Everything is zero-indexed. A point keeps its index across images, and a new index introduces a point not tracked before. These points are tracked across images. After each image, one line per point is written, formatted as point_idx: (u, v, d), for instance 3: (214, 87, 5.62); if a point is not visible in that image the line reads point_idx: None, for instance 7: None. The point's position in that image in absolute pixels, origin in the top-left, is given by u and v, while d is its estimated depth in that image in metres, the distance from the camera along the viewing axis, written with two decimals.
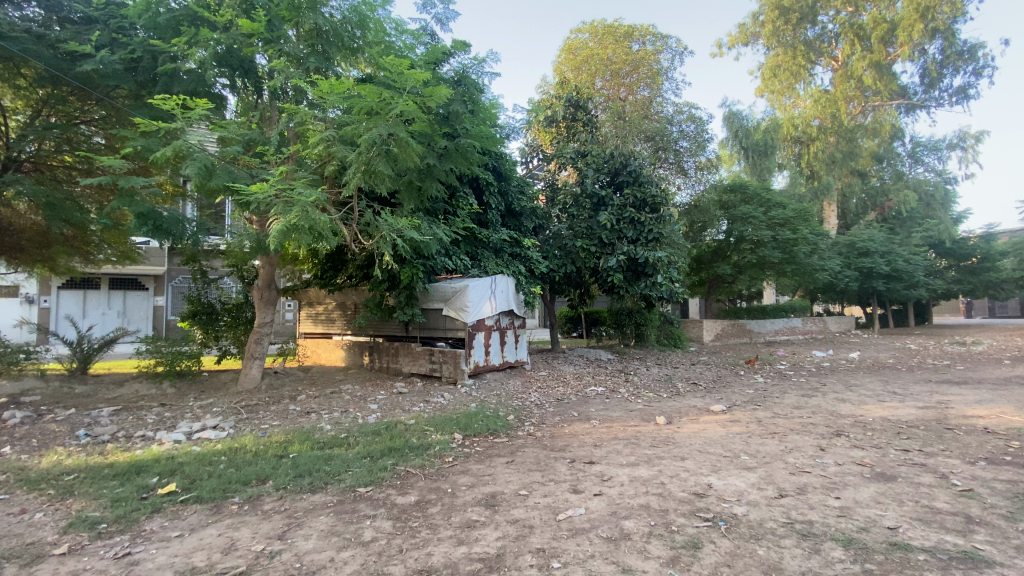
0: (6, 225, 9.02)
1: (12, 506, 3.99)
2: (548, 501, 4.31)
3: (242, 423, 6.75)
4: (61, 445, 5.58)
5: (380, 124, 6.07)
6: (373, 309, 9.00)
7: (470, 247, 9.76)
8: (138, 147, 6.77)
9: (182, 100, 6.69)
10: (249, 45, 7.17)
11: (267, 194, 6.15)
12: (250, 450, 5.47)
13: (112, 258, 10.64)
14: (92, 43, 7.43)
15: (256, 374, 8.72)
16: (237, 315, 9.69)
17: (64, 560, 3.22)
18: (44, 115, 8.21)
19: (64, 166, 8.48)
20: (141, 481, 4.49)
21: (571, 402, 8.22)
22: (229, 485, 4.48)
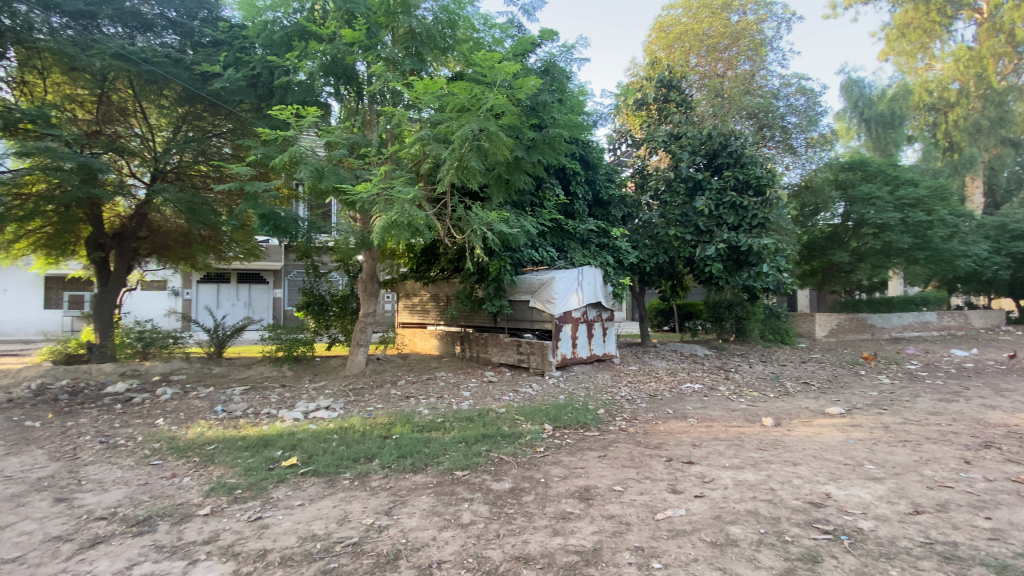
0: (158, 229, 10.54)
1: (166, 470, 4.64)
2: (645, 499, 4.17)
3: (350, 404, 7.33)
4: (203, 419, 6.42)
5: (472, 119, 6.18)
6: (465, 300, 9.28)
7: (557, 239, 9.71)
8: (260, 156, 7.55)
9: (295, 110, 7.31)
10: (351, 53, 7.68)
11: (370, 193, 6.53)
12: (359, 430, 5.91)
13: (239, 254, 11.87)
14: (220, 63, 8.41)
15: (361, 360, 9.38)
16: (343, 306, 10.52)
17: (207, 520, 3.66)
18: (183, 130, 9.28)
19: (201, 175, 9.68)
20: (268, 453, 5.02)
21: (664, 399, 7.88)
22: (342, 462, 4.86)
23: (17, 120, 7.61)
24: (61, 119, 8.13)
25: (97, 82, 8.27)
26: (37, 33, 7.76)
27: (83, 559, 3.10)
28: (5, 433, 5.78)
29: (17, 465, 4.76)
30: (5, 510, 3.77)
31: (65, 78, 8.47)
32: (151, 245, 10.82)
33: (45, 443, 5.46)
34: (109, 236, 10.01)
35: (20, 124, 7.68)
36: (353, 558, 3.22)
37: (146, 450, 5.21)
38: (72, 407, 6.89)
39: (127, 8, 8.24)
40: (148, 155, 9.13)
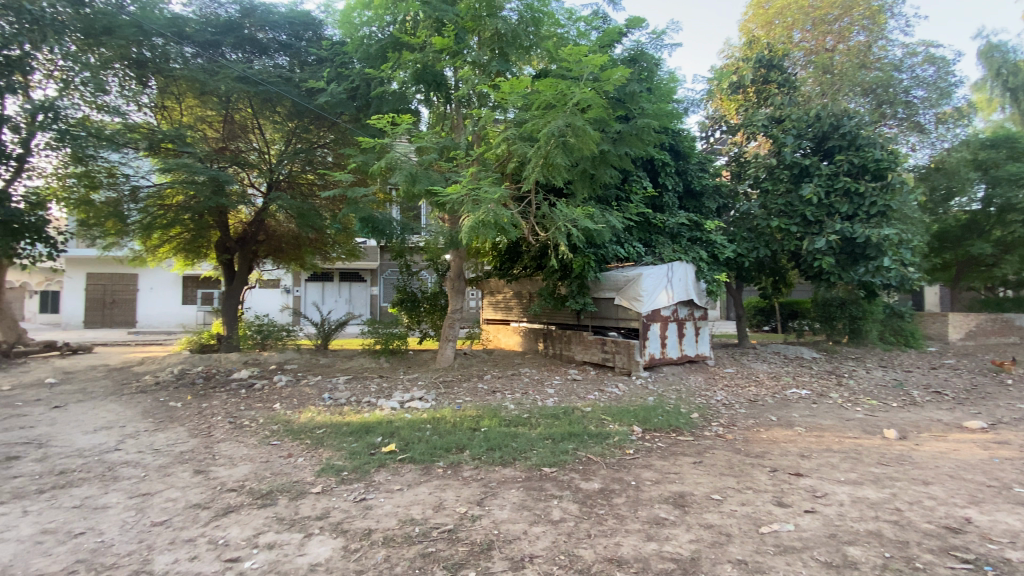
0: (274, 234, 11.73)
1: (284, 450, 5.14)
2: (747, 511, 3.90)
3: (441, 396, 7.66)
4: (314, 405, 7.06)
5: (559, 115, 6.13)
6: (548, 297, 9.28)
7: (644, 233, 9.44)
8: (359, 163, 8.08)
9: (391, 118, 7.75)
10: (440, 60, 7.98)
11: (459, 194, 6.73)
12: (450, 421, 6.14)
13: (341, 255, 12.85)
14: (325, 79, 9.12)
15: (450, 355, 9.74)
16: (433, 303, 11.01)
17: (319, 497, 4.00)
18: (292, 143, 10.20)
19: (308, 183, 10.58)
20: (369, 439, 5.38)
21: (765, 405, 7.33)
22: (436, 451, 5.09)
23: (160, 140, 8.88)
24: (194, 139, 9.27)
25: (222, 103, 9.34)
26: (174, 64, 8.89)
27: (219, 525, 3.50)
28: (156, 411, 6.73)
29: (166, 439, 5.52)
30: (157, 478, 4.37)
31: (197, 102, 9.69)
32: (267, 248, 12.04)
33: (188, 421, 6.29)
34: (234, 240, 11.20)
35: (162, 143, 8.95)
36: (449, 544, 3.35)
37: (267, 431, 5.81)
38: (207, 391, 7.88)
39: (245, 36, 9.22)
40: (264, 167, 10.06)
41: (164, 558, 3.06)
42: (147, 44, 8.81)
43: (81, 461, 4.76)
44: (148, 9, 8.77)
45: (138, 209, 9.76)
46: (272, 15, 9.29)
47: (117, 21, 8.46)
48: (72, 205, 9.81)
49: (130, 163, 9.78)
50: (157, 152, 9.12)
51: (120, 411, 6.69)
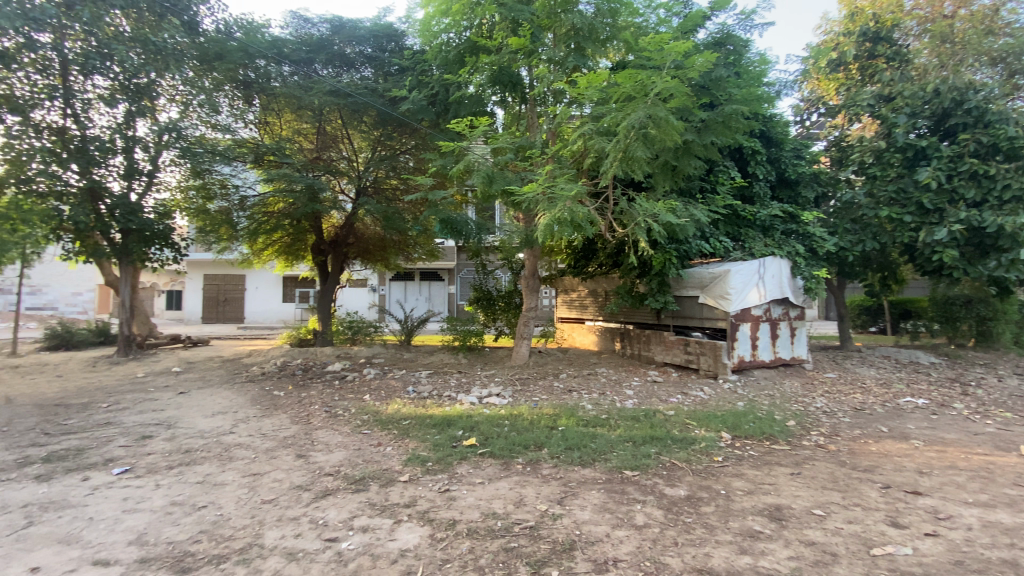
0: (362, 236, 12.48)
1: (373, 439, 5.44)
2: (855, 529, 3.54)
3: (518, 393, 7.74)
4: (399, 397, 7.42)
5: (639, 107, 5.96)
6: (626, 296, 9.04)
7: (730, 227, 8.98)
8: (438, 166, 8.35)
9: (469, 121, 7.92)
10: (516, 61, 8.03)
11: (535, 193, 6.73)
12: (528, 418, 6.18)
13: (422, 255, 13.38)
14: (406, 87, 9.50)
15: (525, 352, 9.82)
16: (508, 301, 11.15)
17: (406, 486, 4.18)
18: (377, 150, 10.79)
19: (392, 187, 11.16)
20: (451, 432, 5.55)
21: (873, 414, 6.62)
22: (516, 447, 5.14)
23: (263, 153, 9.76)
24: (292, 150, 10.07)
25: (315, 116, 10.07)
26: (274, 82, 9.76)
27: (318, 506, 3.76)
28: (263, 399, 7.41)
29: (271, 425, 6.05)
30: (265, 460, 4.80)
31: (294, 117, 10.54)
32: (357, 250, 12.80)
33: (290, 409, 6.85)
34: (327, 243, 12.05)
35: (266, 156, 9.84)
36: (531, 540, 3.36)
37: (358, 420, 6.19)
38: (305, 381, 8.57)
39: (335, 51, 9.87)
40: (353, 173, 10.70)
41: (272, 533, 3.34)
42: (252, 66, 9.73)
43: (203, 442, 5.34)
44: (252, 34, 9.68)
45: (246, 215, 10.95)
46: (359, 29, 9.87)
47: (227, 47, 9.47)
48: (193, 214, 11.15)
49: (239, 175, 10.80)
50: (261, 164, 10.15)
51: (233, 398, 7.43)
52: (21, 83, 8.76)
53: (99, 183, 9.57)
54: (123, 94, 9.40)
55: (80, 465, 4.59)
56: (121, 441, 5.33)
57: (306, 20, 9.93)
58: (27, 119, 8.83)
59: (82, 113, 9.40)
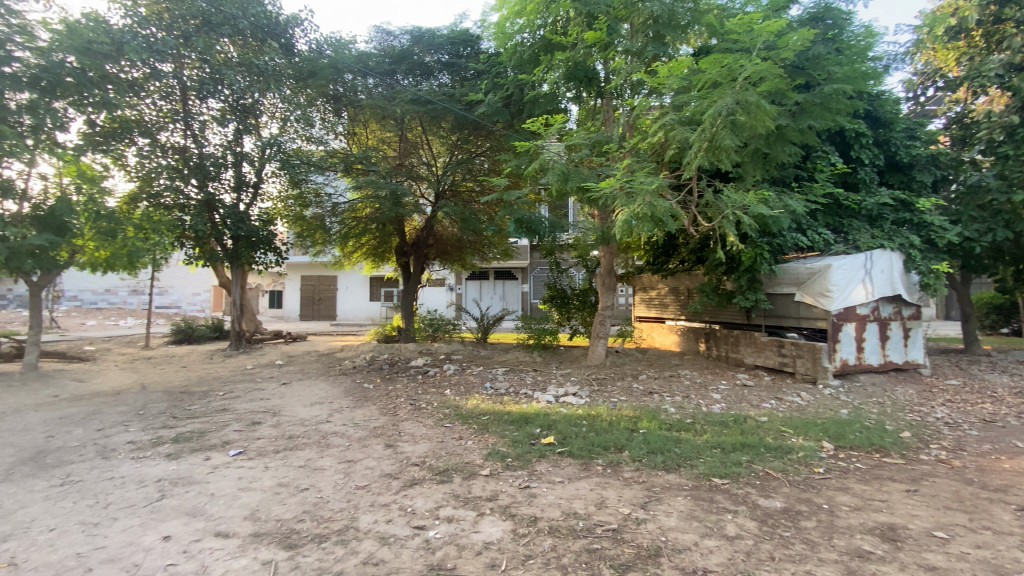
0: (440, 237, 12.94)
1: (455, 432, 5.61)
2: (987, 556, 3.11)
3: (596, 393, 7.63)
4: (478, 393, 7.60)
5: (727, 93, 5.64)
6: (710, 294, 8.58)
7: (830, 218, 8.23)
8: (513, 166, 8.41)
9: (544, 119, 7.91)
10: (591, 56, 7.91)
11: (613, 188, 6.56)
12: (607, 419, 6.07)
13: (496, 254, 13.58)
14: (482, 90, 9.69)
15: (601, 352, 9.65)
16: (583, 299, 11.00)
17: (488, 480, 4.26)
18: (454, 153, 11.13)
19: (469, 189, 11.45)
20: (529, 430, 5.59)
21: (1010, 428, 5.76)
22: (595, 447, 5.07)
23: (352, 163, 10.75)
24: (377, 158, 10.69)
25: (397, 124, 10.58)
26: (361, 95, 10.45)
27: (406, 495, 3.94)
28: (354, 391, 7.92)
29: (362, 415, 6.45)
30: (357, 448, 5.12)
31: (378, 126, 11.18)
32: (435, 251, 13.28)
33: (378, 401, 7.26)
34: (409, 245, 12.61)
35: (354, 164, 10.73)
36: (614, 543, 3.29)
37: (441, 414, 6.42)
38: (391, 375, 9.06)
39: (415, 61, 10.26)
40: (432, 178, 11.06)
41: (366, 517, 3.55)
42: (341, 81, 10.43)
43: (303, 430, 5.80)
44: (341, 50, 10.34)
45: (337, 220, 11.77)
46: (437, 38, 10.18)
47: (319, 65, 10.20)
48: (292, 220, 12.21)
49: (331, 183, 11.65)
50: (350, 172, 10.93)
51: (328, 389, 8.02)
52: (149, 109, 9.94)
53: (214, 195, 10.78)
54: (232, 114, 10.47)
55: (203, 445, 5.17)
56: (236, 426, 5.94)
57: (388, 33, 10.41)
58: (156, 140, 10.06)
59: (199, 132, 10.55)
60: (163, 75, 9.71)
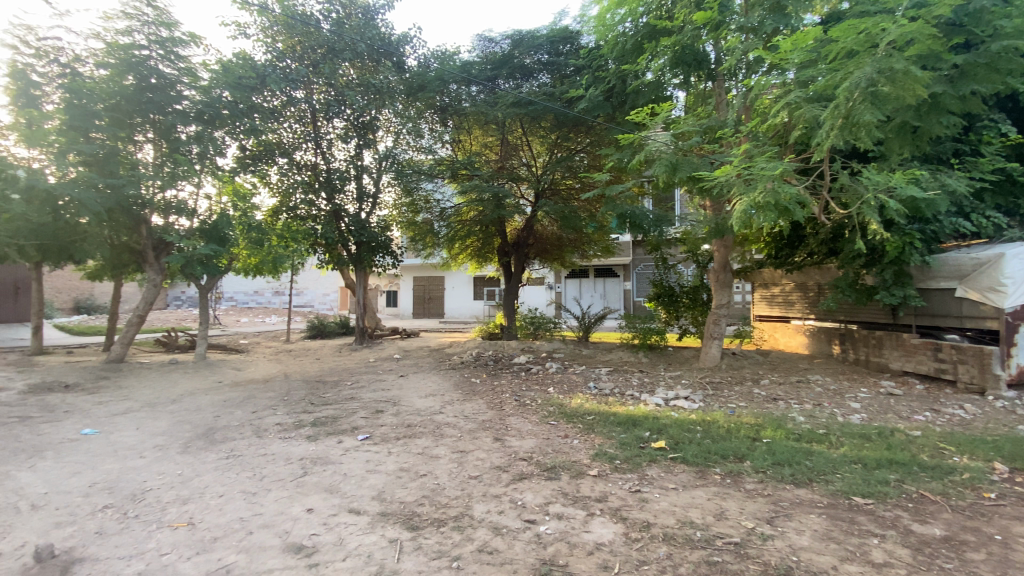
0: (541, 236, 13.05)
1: (561, 430, 5.62)
2: None
3: (710, 398, 7.18)
4: (582, 392, 7.55)
5: (865, 62, 4.99)
6: (847, 290, 7.57)
7: (1001, 198, 6.95)
8: (617, 160, 8.19)
9: (649, 108, 7.60)
10: (701, 38, 7.43)
11: (728, 176, 6.12)
12: (723, 426, 5.68)
13: (597, 252, 13.39)
14: (582, 86, 9.57)
15: (715, 354, 9.04)
16: (694, 297, 10.38)
17: (596, 480, 4.19)
18: (554, 152, 11.19)
19: (569, 187, 11.42)
20: (638, 432, 5.41)
21: None
22: (710, 455, 4.76)
23: (457, 169, 10.95)
24: (480, 163, 11.04)
25: (500, 128, 10.88)
26: (465, 103, 10.85)
27: (516, 488, 4.03)
28: (463, 385, 8.31)
29: (471, 408, 6.73)
30: (468, 439, 5.35)
31: (481, 131, 11.60)
32: (536, 250, 13.42)
33: (485, 395, 7.52)
34: (511, 245, 12.86)
35: (459, 170, 11.07)
36: (737, 558, 3.06)
37: (545, 411, 6.48)
38: (497, 371, 9.35)
39: (515, 64, 10.45)
40: (532, 178, 11.18)
41: (479, 507, 3.70)
42: (447, 91, 10.98)
43: (419, 420, 6.21)
44: (446, 62, 10.86)
45: (444, 224, 12.37)
46: (537, 39, 10.24)
47: (427, 78, 10.82)
48: (404, 225, 13.08)
49: (439, 190, 12.35)
50: (456, 179, 11.37)
51: (439, 383, 8.51)
52: (286, 132, 11.26)
53: (340, 206, 11.97)
54: (353, 131, 11.55)
55: (335, 430, 5.75)
56: (362, 413, 6.53)
57: (490, 40, 10.72)
58: (292, 159, 11.37)
59: (326, 149, 11.75)
60: (297, 101, 10.97)
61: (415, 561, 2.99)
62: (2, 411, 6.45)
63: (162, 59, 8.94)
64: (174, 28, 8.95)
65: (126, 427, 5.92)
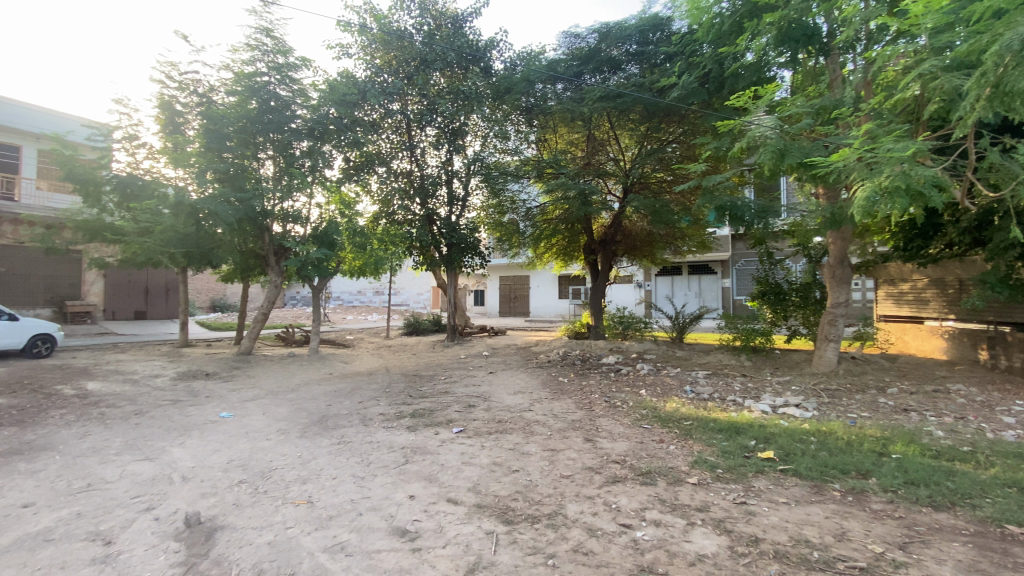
0: (630, 232, 12.69)
1: (656, 435, 5.41)
2: None
3: (825, 407, 6.53)
4: (678, 395, 7.22)
5: (1021, 21, 4.23)
6: (999, 286, 6.53)
7: None
8: (715, 149, 7.71)
9: (752, 91, 7.06)
10: (811, 10, 6.73)
11: (847, 160, 5.51)
12: (842, 438, 5.13)
13: (692, 246, 12.79)
14: (675, 74, 9.13)
15: (832, 358, 8.21)
16: (805, 295, 9.49)
17: (696, 489, 3.98)
18: (644, 145, 10.84)
19: (660, 180, 11.01)
20: (742, 441, 5.06)
21: None
22: (827, 469, 4.32)
23: (544, 168, 11.09)
24: (566, 161, 10.96)
25: (586, 124, 10.72)
26: (551, 102, 10.87)
27: (610, 491, 3.95)
28: (551, 383, 8.32)
29: (560, 407, 6.73)
30: (559, 438, 5.34)
31: (567, 129, 11.54)
32: (625, 247, 13.07)
33: (574, 395, 7.47)
34: (597, 242, 12.63)
35: (546, 170, 11.12)
36: None
37: (638, 414, 6.28)
38: (586, 371, 9.24)
39: (603, 57, 10.21)
40: (620, 173, 10.90)
41: (573, 506, 3.67)
42: (533, 92, 11.08)
43: (510, 416, 6.31)
44: (532, 63, 10.95)
45: (530, 224, 12.45)
46: (625, 30, 9.94)
47: (514, 81, 10.99)
48: (492, 226, 13.39)
49: (525, 190, 12.53)
50: (542, 178, 11.44)
51: (527, 380, 8.61)
52: (384, 143, 12.02)
53: (433, 210, 12.49)
54: (445, 138, 12.07)
55: (432, 422, 6.03)
56: (456, 407, 6.80)
57: (576, 35, 10.57)
58: (390, 168, 12.14)
59: (420, 157, 12.37)
60: (393, 113, 11.66)
61: (511, 554, 3.04)
62: (160, 394, 7.59)
63: (279, 83, 9.96)
64: (288, 54, 9.93)
65: (254, 412, 6.68)
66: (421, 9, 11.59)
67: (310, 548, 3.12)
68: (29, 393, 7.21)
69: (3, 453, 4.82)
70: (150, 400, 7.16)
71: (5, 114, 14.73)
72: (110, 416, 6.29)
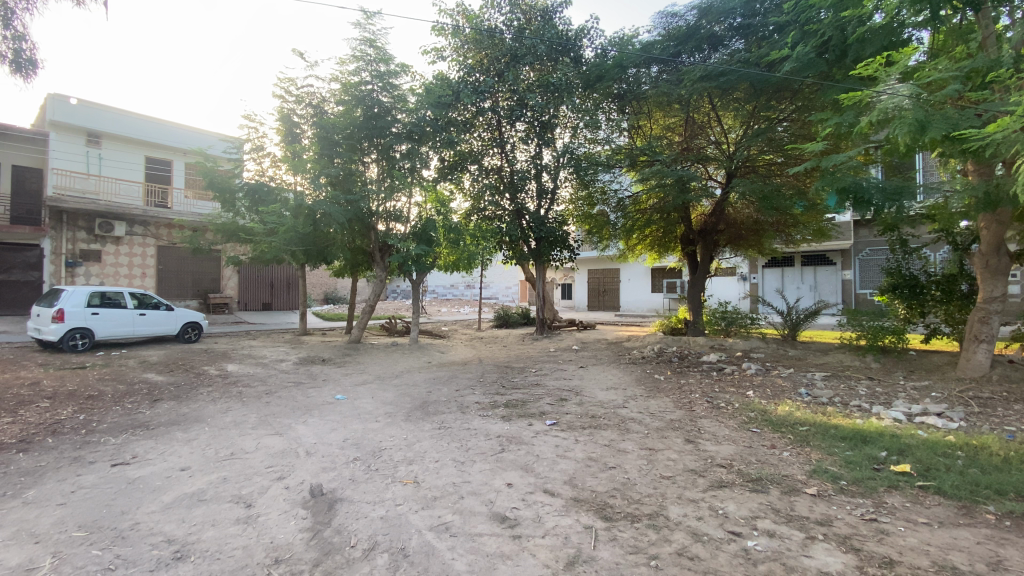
0: (733, 221, 11.89)
1: (766, 440, 5.01)
2: None
3: (976, 418, 5.63)
4: (791, 399, 6.63)
5: None
6: None
7: None
8: (835, 125, 6.92)
9: (884, 57, 6.24)
10: None
11: (1010, 132, 4.63)
12: (999, 453, 4.39)
13: (807, 233, 11.73)
14: (788, 45, 8.27)
15: (984, 362, 7.03)
16: (949, 288, 8.24)
17: (816, 501, 3.63)
18: (750, 125, 10.11)
19: (768, 163, 10.20)
20: (870, 451, 4.54)
21: None
22: (979, 489, 3.72)
23: (637, 156, 10.71)
24: (662, 147, 10.43)
25: (685, 107, 10.16)
26: (646, 86, 10.45)
27: (715, 496, 3.73)
28: (646, 380, 8.07)
29: (657, 405, 6.50)
30: (657, 437, 5.16)
31: (663, 114, 11.09)
32: (728, 236, 12.27)
33: (672, 393, 7.16)
34: (697, 232, 11.93)
35: (639, 158, 10.73)
36: None
37: (744, 416, 5.87)
38: (683, 368, 8.81)
39: (704, 35, 9.62)
40: (723, 157, 10.19)
41: (676, 509, 3.53)
42: (626, 77, 10.74)
43: (605, 411, 6.21)
44: (625, 47, 10.60)
45: (621, 215, 12.08)
46: (729, 2, 9.18)
47: (606, 67, 10.73)
48: (581, 219, 13.19)
49: (617, 180, 12.21)
50: (635, 167, 11.07)
51: (621, 376, 8.43)
52: (476, 141, 12.39)
53: (522, 205, 12.68)
54: (534, 132, 12.13)
55: (525, 413, 6.12)
56: (548, 399, 6.84)
57: (673, 14, 9.96)
58: (482, 165, 12.51)
59: (510, 152, 12.63)
60: (484, 111, 11.94)
61: (611, 551, 3.00)
62: (285, 377, 8.50)
63: (381, 90, 10.59)
64: (389, 62, 10.52)
65: (363, 396, 7.26)
66: (511, 4, 11.71)
67: (417, 526, 3.31)
68: (183, 372, 8.46)
69: (165, 423, 5.70)
70: (277, 382, 8.05)
71: (159, 134, 17.34)
72: (246, 394, 7.18)
